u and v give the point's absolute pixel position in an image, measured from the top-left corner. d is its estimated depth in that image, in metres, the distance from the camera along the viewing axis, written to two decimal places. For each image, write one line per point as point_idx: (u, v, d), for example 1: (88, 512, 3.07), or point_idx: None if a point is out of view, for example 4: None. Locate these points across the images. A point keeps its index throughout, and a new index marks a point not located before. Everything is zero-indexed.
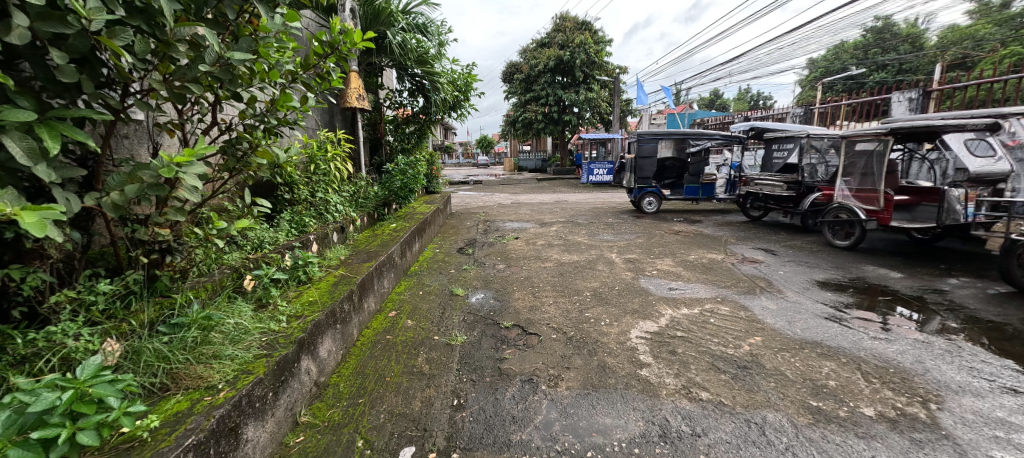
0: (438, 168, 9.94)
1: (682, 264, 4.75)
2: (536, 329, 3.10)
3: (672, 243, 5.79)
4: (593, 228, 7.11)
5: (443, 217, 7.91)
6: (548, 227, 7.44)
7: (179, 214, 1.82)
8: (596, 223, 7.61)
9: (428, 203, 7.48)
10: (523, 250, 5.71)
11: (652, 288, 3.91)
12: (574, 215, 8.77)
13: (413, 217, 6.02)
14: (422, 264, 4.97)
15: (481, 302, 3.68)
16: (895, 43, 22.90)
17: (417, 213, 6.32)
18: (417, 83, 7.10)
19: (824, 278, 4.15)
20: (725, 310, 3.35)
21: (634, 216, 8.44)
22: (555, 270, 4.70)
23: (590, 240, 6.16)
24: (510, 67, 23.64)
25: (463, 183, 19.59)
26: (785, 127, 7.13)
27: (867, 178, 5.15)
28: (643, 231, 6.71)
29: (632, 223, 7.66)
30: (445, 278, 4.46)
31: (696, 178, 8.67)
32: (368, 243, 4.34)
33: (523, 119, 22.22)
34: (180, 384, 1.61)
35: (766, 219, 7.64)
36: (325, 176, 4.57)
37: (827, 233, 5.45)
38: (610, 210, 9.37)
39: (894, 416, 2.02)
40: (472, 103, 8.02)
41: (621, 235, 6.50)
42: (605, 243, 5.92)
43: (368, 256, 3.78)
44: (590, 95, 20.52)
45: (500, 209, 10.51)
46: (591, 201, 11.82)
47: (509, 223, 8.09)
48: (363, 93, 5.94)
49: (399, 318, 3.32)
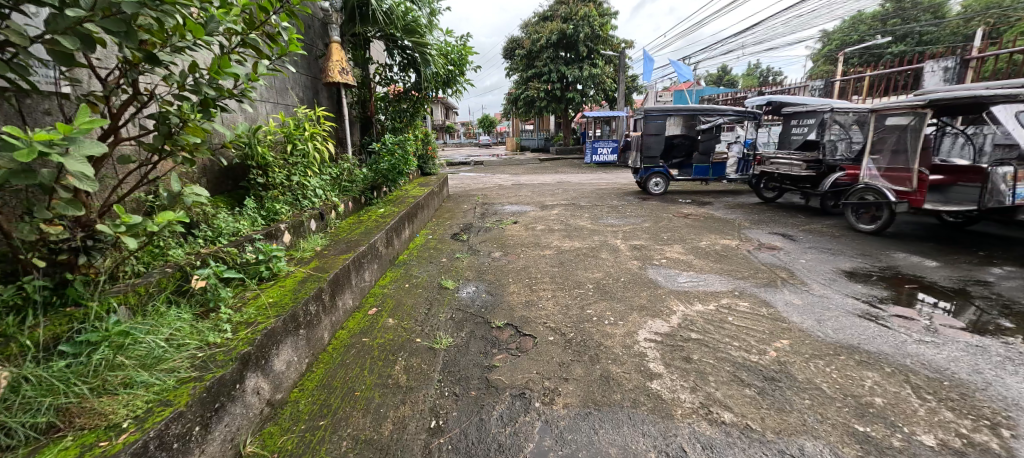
0: (434, 149, 9.52)
1: (693, 252, 4.36)
2: (531, 329, 2.76)
3: (681, 228, 5.39)
4: (596, 212, 6.71)
5: (439, 200, 7.54)
6: (549, 211, 7.05)
7: (73, 209, 1.44)
8: (600, 206, 7.20)
9: (422, 186, 7.10)
10: (521, 236, 5.33)
11: (661, 280, 3.53)
12: (577, 197, 8.34)
13: (404, 201, 5.64)
14: (411, 253, 4.63)
15: (472, 297, 3.34)
16: (916, 13, 21.83)
17: (409, 197, 5.94)
18: (407, 56, 6.69)
19: (852, 268, 3.76)
20: (744, 306, 2.99)
21: (640, 198, 8.01)
22: (555, 259, 4.34)
23: (593, 225, 5.77)
24: (510, 42, 22.79)
25: (464, 164, 19.13)
26: (804, 100, 6.60)
27: (899, 155, 4.69)
28: (649, 215, 6.30)
29: (638, 205, 7.24)
30: (435, 269, 4.10)
31: (706, 157, 8.19)
32: (351, 231, 3.99)
33: (525, 97, 21.53)
34: (73, 423, 1.29)
35: (781, 201, 7.21)
36: (303, 158, 4.24)
37: (850, 217, 5.04)
38: (614, 191, 8.93)
39: (960, 446, 1.66)
40: (467, 78, 7.55)
41: (627, 219, 6.11)
42: (609, 228, 5.53)
43: (347, 246, 3.41)
44: (594, 70, 19.76)
45: (500, 191, 10.10)
46: (595, 182, 11.37)
47: (508, 206, 7.69)
48: (346, 67, 5.55)
49: (379, 316, 2.99)
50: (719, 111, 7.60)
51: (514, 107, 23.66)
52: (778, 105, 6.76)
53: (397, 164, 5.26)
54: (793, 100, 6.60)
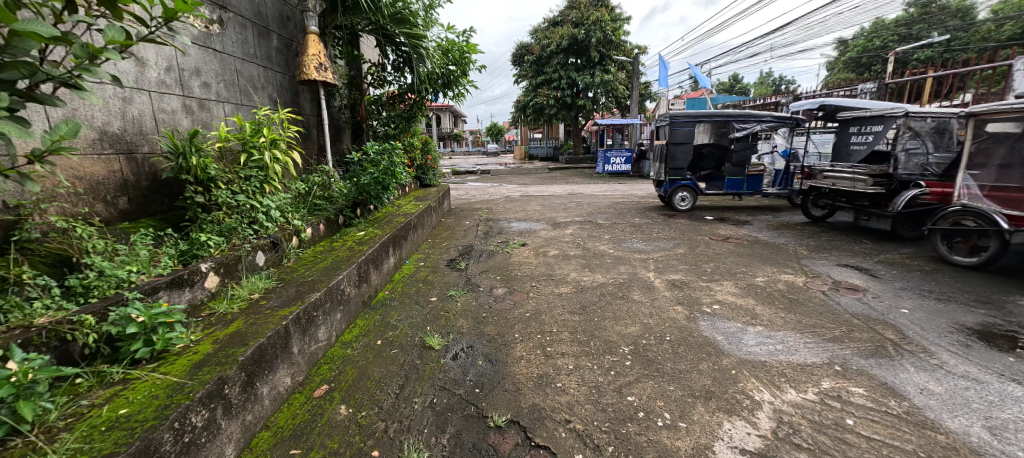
0: (434, 158, 8.69)
1: (751, 293, 3.40)
2: (547, 434, 1.83)
3: (725, 256, 4.45)
4: (618, 232, 5.78)
5: (436, 216, 6.68)
6: (563, 230, 6.14)
7: None
8: (621, 225, 6.29)
9: (417, 201, 6.25)
10: (531, 265, 4.41)
11: (722, 342, 2.59)
12: (593, 213, 7.42)
13: (392, 221, 4.76)
14: (394, 289, 3.73)
15: (464, 366, 2.42)
16: (944, 18, 20.79)
17: (399, 215, 5.06)
18: (402, 54, 5.90)
19: (979, 323, 2.78)
20: (857, 395, 2.04)
21: (665, 215, 7.06)
22: (574, 300, 3.41)
23: (616, 250, 4.85)
24: (519, 48, 22.10)
25: (471, 173, 18.33)
26: (866, 102, 5.61)
27: (1009, 171, 3.71)
28: (682, 237, 5.36)
29: (665, 224, 6.28)
30: (420, 314, 3.19)
31: (740, 168, 7.13)
32: (313, 266, 3.10)
33: (534, 104, 20.74)
34: None
35: (831, 220, 6.23)
36: (261, 171, 3.42)
37: (940, 246, 4.06)
38: (635, 207, 7.98)
39: None
40: (471, 80, 6.71)
41: (656, 241, 5.19)
42: (637, 254, 4.60)
43: (296, 293, 2.51)
44: (606, 77, 18.94)
45: (507, 205, 9.22)
46: (610, 194, 10.41)
47: (515, 224, 6.79)
48: (327, 62, 4.66)
49: (328, 402, 2.08)
50: (758, 117, 6.65)
51: (523, 114, 22.91)
52: (831, 110, 5.81)
53: (381, 178, 4.37)
54: (852, 104, 5.63)
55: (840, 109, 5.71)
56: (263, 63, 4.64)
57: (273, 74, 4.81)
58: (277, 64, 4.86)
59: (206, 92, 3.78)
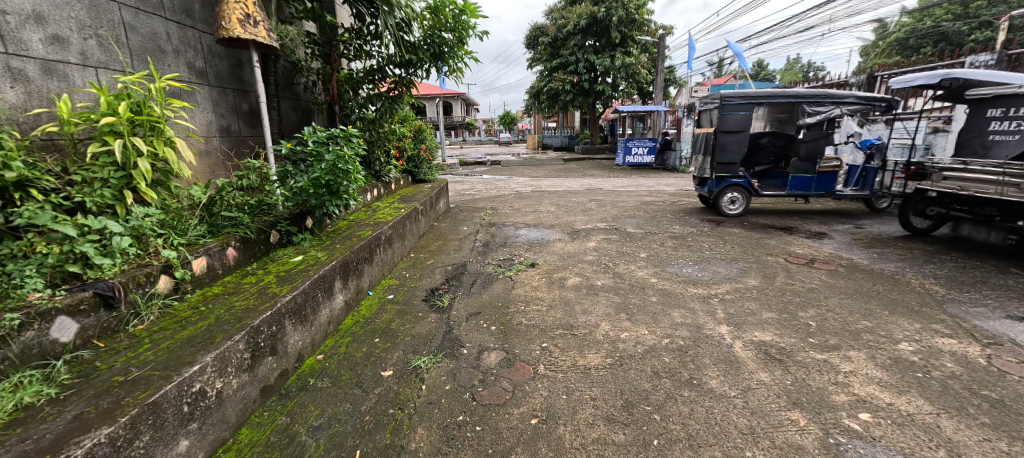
0: (430, 149, 7.32)
1: (907, 381, 2.04)
2: None
3: (825, 296, 3.08)
4: (656, 248, 4.43)
5: (426, 222, 5.40)
6: (584, 241, 4.81)
7: None
8: (659, 236, 4.92)
9: (399, 204, 4.97)
10: (542, 303, 3.09)
11: None
12: (621, 217, 6.06)
13: (352, 235, 3.47)
14: (331, 350, 2.45)
15: None
16: None
17: (365, 227, 3.76)
18: (377, 16, 4.56)
19: None
20: None
21: (711, 222, 5.65)
22: (610, 384, 2.09)
23: (659, 279, 3.50)
24: (533, 30, 20.50)
25: (480, 164, 17.01)
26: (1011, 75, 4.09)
27: None
28: (747, 259, 3.98)
29: (717, 236, 4.89)
30: (354, 415, 1.90)
31: (810, 165, 5.62)
32: (173, 335, 1.83)
33: (548, 90, 19.21)
34: None
35: (938, 234, 4.77)
36: (118, 170, 2.15)
37: None
38: (671, 209, 6.57)
39: None
40: (469, 51, 5.37)
41: (712, 265, 3.83)
42: (693, 289, 3.26)
43: (67, 428, 1.26)
44: (628, 59, 17.29)
45: (516, 203, 7.89)
46: (636, 191, 8.96)
47: (523, 231, 5.48)
48: (261, 16, 3.36)
49: None
50: (837, 98, 5.23)
51: (536, 101, 21.39)
52: (956, 86, 4.29)
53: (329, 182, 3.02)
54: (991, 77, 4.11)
55: (972, 85, 4.19)
56: (178, 18, 3.36)
57: (195, 34, 3.53)
58: (200, 22, 3.56)
59: (59, 51, 2.53)
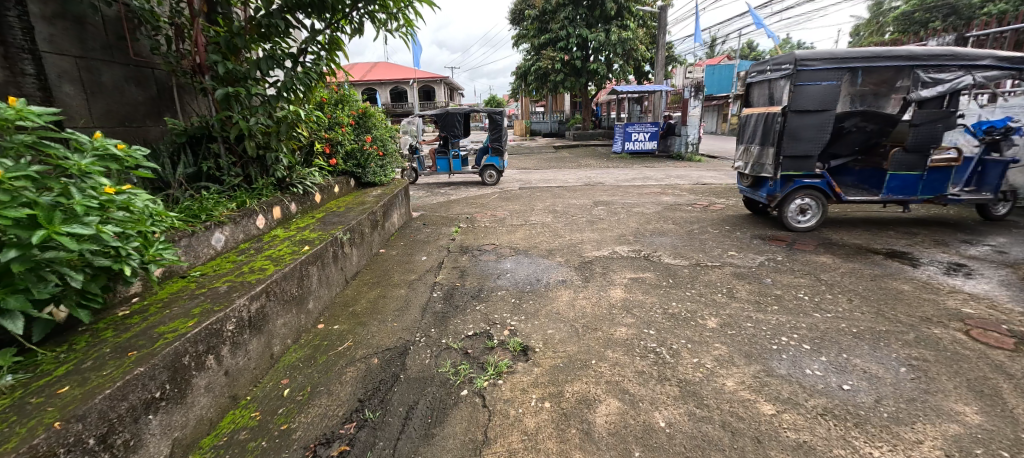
0: (387, 142, 5.41)
1: None
2: None
3: None
4: (727, 304, 2.70)
5: (360, 255, 3.55)
6: (603, 288, 3.03)
7: None
8: (717, 274, 3.19)
9: (311, 232, 3.11)
10: None
11: None
12: (646, 235, 4.31)
13: (139, 342, 1.60)
14: None
15: None
16: None
17: (195, 306, 1.90)
18: None
19: None
20: None
21: (775, 241, 3.95)
22: None
23: (779, 406, 1.75)
24: (517, 4, 18.42)
25: None
26: None
27: None
28: (901, 335, 2.27)
29: (807, 273, 3.17)
30: None
31: (919, 158, 3.91)
32: None
33: (535, 70, 17.25)
34: None
35: None
36: None
37: None
38: (709, 220, 4.85)
39: None
40: None
41: (851, 354, 2.11)
42: (869, 445, 1.53)
43: None
44: (625, 34, 15.37)
45: (501, 208, 6.09)
46: (651, 189, 7.21)
47: (508, 262, 3.68)
48: None
49: None
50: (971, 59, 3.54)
51: (523, 83, 19.41)
52: None
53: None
54: None
55: None
56: None
57: None
58: None
59: None
